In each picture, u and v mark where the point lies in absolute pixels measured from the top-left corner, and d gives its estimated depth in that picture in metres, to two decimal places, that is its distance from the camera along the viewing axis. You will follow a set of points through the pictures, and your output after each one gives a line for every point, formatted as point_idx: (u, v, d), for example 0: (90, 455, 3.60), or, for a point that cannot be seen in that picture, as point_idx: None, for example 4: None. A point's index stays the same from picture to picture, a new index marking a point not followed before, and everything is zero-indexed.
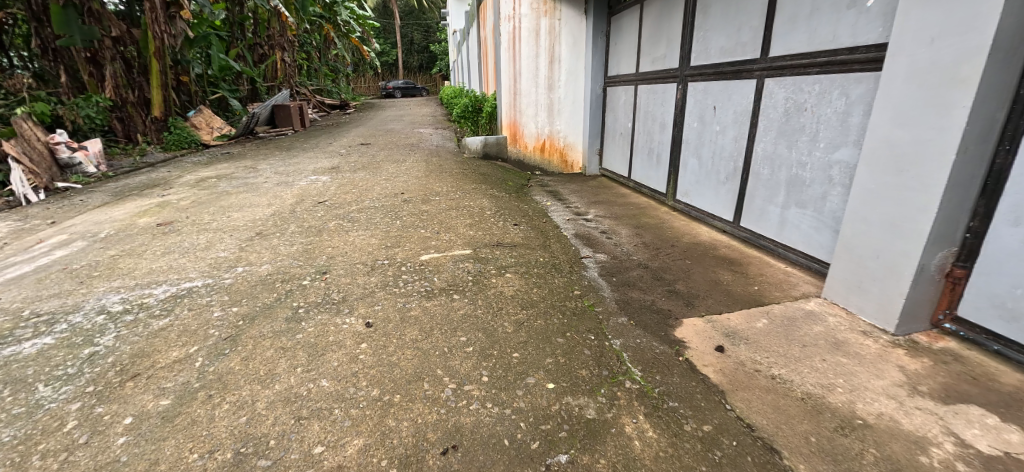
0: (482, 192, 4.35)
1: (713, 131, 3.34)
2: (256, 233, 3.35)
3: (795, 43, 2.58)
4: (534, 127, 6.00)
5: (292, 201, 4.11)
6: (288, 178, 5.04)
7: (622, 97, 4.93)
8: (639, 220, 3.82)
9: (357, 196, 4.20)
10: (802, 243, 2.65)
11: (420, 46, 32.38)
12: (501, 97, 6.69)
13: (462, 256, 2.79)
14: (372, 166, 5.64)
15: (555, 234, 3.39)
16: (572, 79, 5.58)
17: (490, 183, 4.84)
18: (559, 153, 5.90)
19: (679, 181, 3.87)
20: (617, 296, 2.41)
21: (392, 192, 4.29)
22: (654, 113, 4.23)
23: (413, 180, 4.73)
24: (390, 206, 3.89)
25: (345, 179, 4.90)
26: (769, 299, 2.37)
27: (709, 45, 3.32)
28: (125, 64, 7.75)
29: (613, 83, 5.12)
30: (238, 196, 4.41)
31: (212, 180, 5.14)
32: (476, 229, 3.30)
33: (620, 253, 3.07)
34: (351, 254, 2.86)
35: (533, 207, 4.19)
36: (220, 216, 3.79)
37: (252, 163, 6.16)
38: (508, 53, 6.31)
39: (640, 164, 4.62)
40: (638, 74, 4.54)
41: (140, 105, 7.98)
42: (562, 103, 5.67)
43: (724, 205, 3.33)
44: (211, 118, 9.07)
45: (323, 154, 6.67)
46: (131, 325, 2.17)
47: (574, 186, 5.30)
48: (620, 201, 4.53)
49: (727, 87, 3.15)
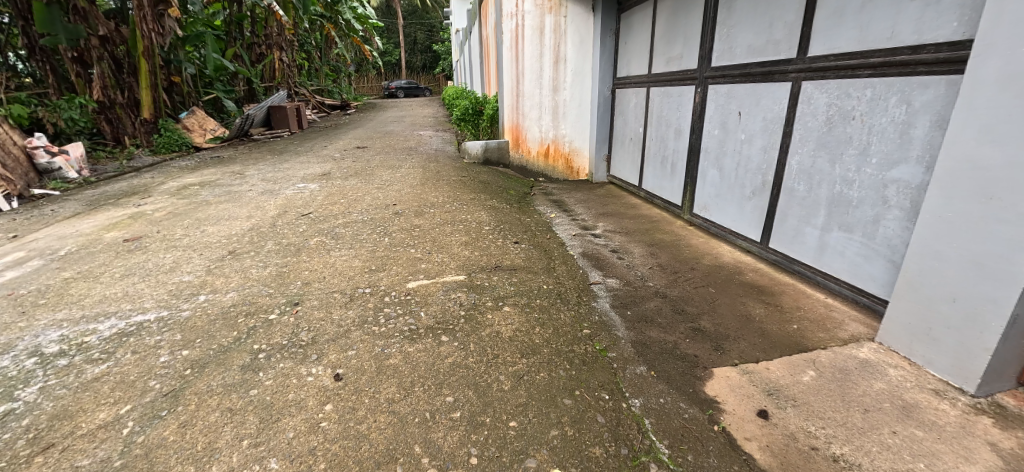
0: (481, 204, 4.01)
1: (737, 140, 2.99)
2: (229, 251, 3.03)
3: (841, 41, 2.23)
4: (537, 131, 5.68)
5: (274, 213, 3.79)
6: (275, 186, 4.72)
7: (633, 100, 4.58)
8: (653, 236, 3.48)
9: (345, 207, 3.87)
10: (846, 272, 2.31)
11: (423, 46, 32.11)
12: (503, 99, 6.35)
13: (455, 284, 2.45)
14: (366, 172, 5.32)
15: (560, 254, 3.05)
16: (578, 81, 5.22)
17: (490, 192, 4.50)
18: (564, 158, 5.57)
19: (697, 193, 3.53)
20: (633, 336, 2.07)
21: (383, 203, 3.96)
22: (668, 118, 3.88)
23: (407, 189, 4.40)
24: (380, 220, 3.56)
25: (336, 187, 4.58)
26: (812, 341, 2.03)
27: (733, 43, 2.97)
28: (113, 63, 7.47)
29: (623, 85, 4.77)
30: (218, 206, 4.09)
31: (195, 188, 4.82)
32: (471, 248, 2.96)
33: (635, 278, 2.73)
34: (329, 280, 2.53)
35: (536, 220, 3.85)
36: (194, 230, 3.48)
37: (240, 168, 5.84)
38: (510, 52, 5.97)
39: (652, 172, 4.27)
40: (651, 75, 4.18)
41: (130, 106, 7.68)
42: (567, 106, 5.33)
43: (749, 222, 2.98)
44: (205, 119, 8.79)
45: (316, 159, 6.35)
46: (62, 372, 1.85)
47: (580, 194, 4.95)
48: (631, 212, 4.18)
49: (755, 90, 2.79)
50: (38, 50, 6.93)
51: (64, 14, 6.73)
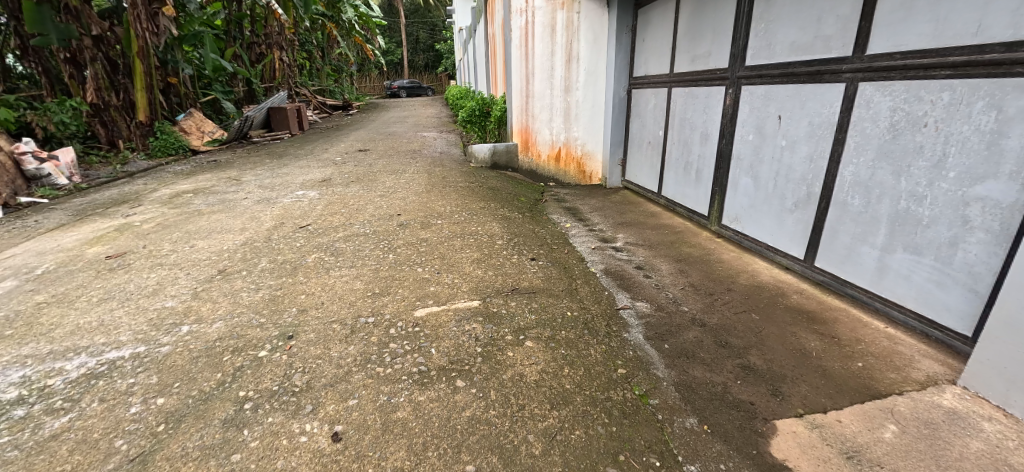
0: (492, 214, 3.74)
1: (777, 147, 2.72)
2: (218, 271, 2.77)
3: (909, 36, 1.96)
4: (548, 133, 5.42)
5: (269, 225, 3.53)
6: (272, 194, 4.46)
7: (651, 101, 4.30)
8: (679, 250, 3.21)
9: (346, 218, 3.61)
10: (913, 299, 2.04)
11: (426, 45, 31.86)
12: (511, 99, 6.08)
13: (469, 312, 2.18)
14: (368, 177, 5.06)
15: (581, 272, 2.79)
16: (591, 80, 4.94)
17: (500, 200, 4.24)
18: (576, 162, 5.30)
19: (727, 203, 3.25)
20: (675, 377, 1.80)
21: (386, 213, 3.68)
22: (692, 120, 3.60)
23: (411, 197, 4.14)
24: (384, 233, 3.29)
25: (336, 195, 4.31)
26: (883, 384, 1.76)
27: (773, 39, 2.69)
28: (108, 64, 7.26)
29: (640, 85, 4.49)
30: (210, 216, 3.84)
31: (187, 196, 4.57)
32: (485, 267, 2.69)
33: (666, 301, 2.46)
34: (328, 306, 2.27)
35: (551, 231, 3.59)
36: (182, 245, 3.22)
37: (237, 173, 5.58)
38: (519, 51, 5.69)
39: (673, 178, 4.00)
40: (673, 74, 3.90)
41: (124, 109, 7.45)
42: (579, 107, 5.05)
43: (790, 238, 2.71)
44: (203, 121, 8.52)
45: (316, 163, 6.08)
46: (16, 427, 1.59)
47: (595, 201, 4.68)
48: (651, 222, 3.91)
49: (800, 92, 2.52)
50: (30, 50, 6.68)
51: (56, 13, 6.47)
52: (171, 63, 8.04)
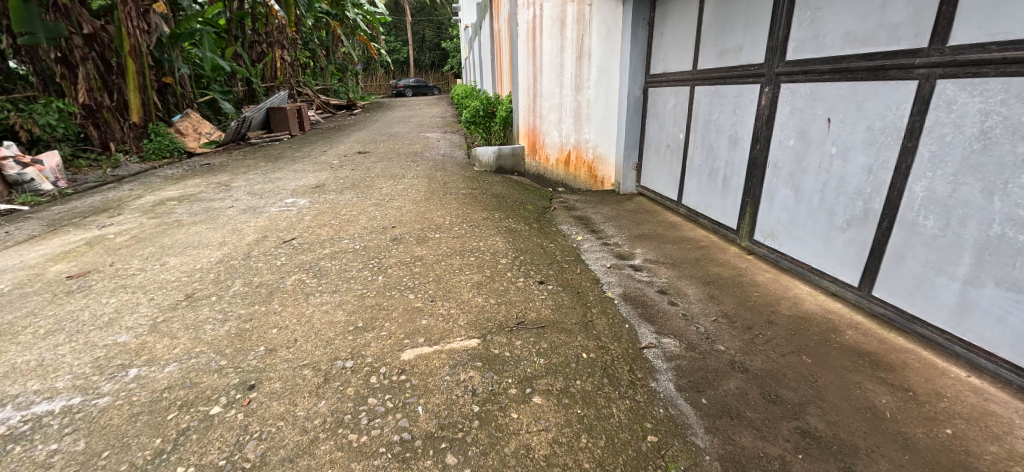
0: (496, 226, 3.39)
1: (826, 155, 2.36)
2: (186, 295, 2.45)
3: (1010, 22, 1.61)
4: (557, 135, 5.07)
5: (252, 238, 3.21)
6: (261, 202, 4.15)
7: (671, 100, 3.93)
8: (706, 270, 2.85)
9: (336, 231, 3.27)
10: (1008, 346, 1.70)
11: (432, 43, 31.58)
12: (517, 99, 5.73)
13: (466, 354, 1.83)
14: (365, 183, 4.74)
15: (596, 299, 2.44)
16: (604, 78, 4.57)
17: (506, 209, 3.89)
18: (587, 166, 4.94)
19: (761, 216, 2.89)
20: (718, 449, 1.46)
21: (379, 225, 3.35)
22: (719, 122, 3.23)
23: (409, 206, 3.81)
24: (375, 249, 2.95)
25: (328, 203, 3.98)
26: (983, 462, 1.41)
27: (822, 29, 2.33)
28: (100, 63, 6.98)
29: (658, 83, 4.13)
30: (190, 228, 3.52)
31: (171, 204, 4.27)
32: (486, 293, 2.34)
33: (697, 337, 2.11)
34: (301, 344, 1.93)
35: (561, 246, 3.24)
36: (152, 263, 2.90)
37: (227, 178, 5.27)
38: (526, 47, 5.34)
39: (696, 186, 3.63)
40: (696, 71, 3.53)
41: (118, 109, 7.19)
42: (591, 107, 4.69)
43: (839, 261, 2.35)
44: (199, 122, 8.28)
45: (312, 166, 5.76)
46: None
47: (608, 209, 4.32)
48: (672, 234, 3.55)
49: (857, 91, 2.16)
50: (20, 50, 6.43)
51: (43, 11, 6.20)
52: (166, 62, 7.72)
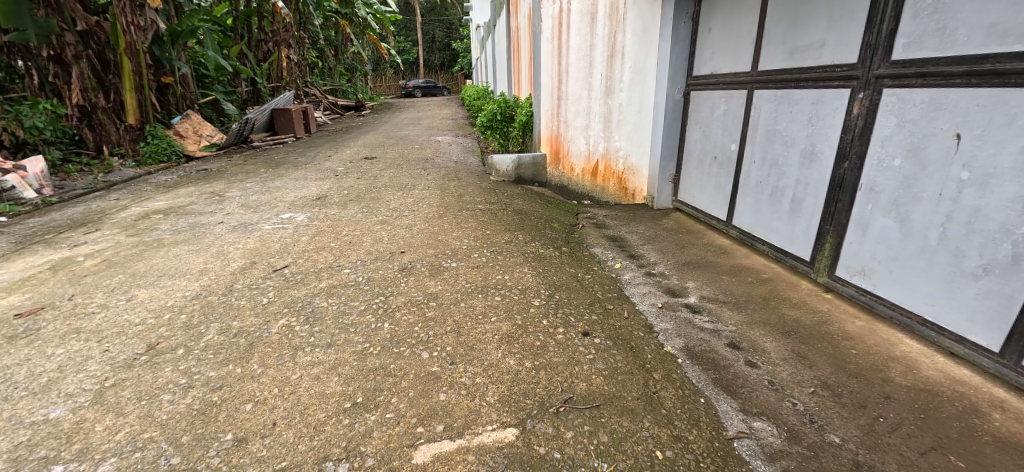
0: (522, 253, 2.90)
1: (952, 181, 1.88)
2: (148, 347, 2.00)
3: None
4: (583, 143, 4.66)
5: (238, 265, 2.75)
6: (254, 217, 3.70)
7: (720, 106, 3.42)
8: (781, 315, 2.36)
9: (335, 258, 2.80)
10: None
11: (442, 44, 31.25)
12: (539, 103, 5.31)
13: (500, 456, 1.37)
14: (371, 195, 4.28)
15: (655, 356, 1.96)
16: (637, 80, 4.07)
17: (531, 228, 3.42)
18: (617, 177, 4.47)
19: (846, 249, 2.41)
20: None
21: (386, 251, 2.88)
22: (788, 133, 2.73)
23: (421, 225, 3.34)
24: (380, 283, 2.47)
25: (329, 220, 3.51)
26: None
27: (950, 21, 1.85)
28: (96, 62, 6.58)
29: (704, 86, 3.62)
30: (170, 250, 3.08)
31: (156, 218, 3.83)
32: (518, 352, 1.85)
33: (798, 420, 1.62)
34: (279, 432, 1.47)
35: (599, 277, 2.75)
36: (116, 297, 2.45)
37: (222, 187, 4.84)
38: (550, 45, 4.92)
39: (752, 207, 3.14)
40: (756, 72, 3.02)
41: (114, 110, 6.78)
42: (622, 112, 4.22)
43: (970, 315, 1.87)
44: (200, 124, 7.85)
45: (314, 174, 5.31)
46: None
47: (645, 228, 3.83)
48: (725, 262, 3.06)
49: (1009, 101, 1.69)
50: (12, 47, 6.08)
51: (34, 5, 5.81)
52: (165, 61, 7.33)
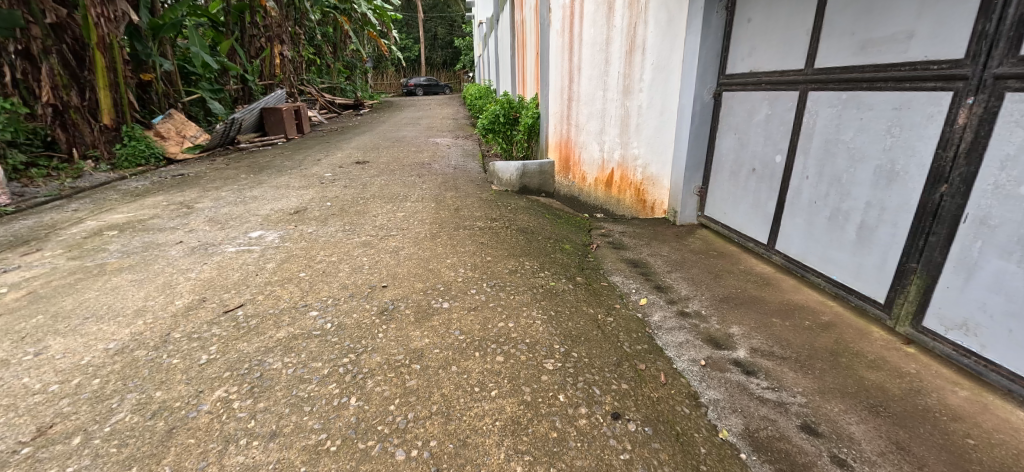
0: (529, 288, 2.40)
1: None
2: (35, 432, 1.50)
3: None
4: (597, 149, 4.16)
5: (182, 304, 2.25)
6: (219, 236, 3.20)
7: (760, 110, 2.93)
8: (859, 381, 1.87)
9: (302, 295, 2.30)
10: None
11: (444, 42, 30.79)
12: (547, 104, 4.81)
13: None
14: (357, 207, 3.78)
15: (710, 452, 1.46)
16: (660, 79, 3.56)
17: (539, 252, 2.92)
18: (634, 189, 3.97)
19: (939, 296, 1.94)
20: None
21: (364, 285, 2.38)
22: (858, 145, 2.24)
23: (409, 248, 2.84)
24: (352, 333, 1.97)
25: (304, 241, 3.01)
26: None
27: None
28: (69, 58, 6.10)
29: (739, 86, 3.12)
30: (110, 280, 2.58)
31: (109, 235, 3.33)
32: (528, 453, 1.37)
33: None
34: None
35: (623, 320, 2.27)
36: (23, 350, 1.95)
37: (194, 196, 4.35)
38: (560, 39, 4.41)
39: (802, 231, 2.65)
40: (809, 70, 2.52)
41: (89, 110, 6.31)
42: (641, 116, 3.71)
43: None
44: (184, 124, 7.38)
45: (298, 181, 4.82)
46: None
47: (669, 250, 3.33)
48: (772, 298, 2.56)
49: None
50: None
51: None
52: (144, 56, 6.86)
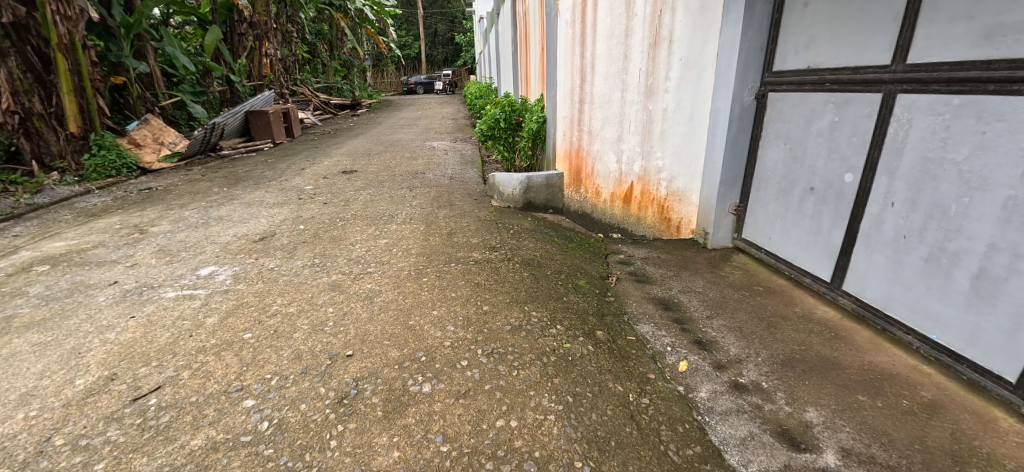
0: (537, 356, 1.84)
1: None
2: None
3: None
4: (613, 160, 3.60)
5: (82, 388, 1.72)
6: (163, 273, 2.67)
7: (822, 115, 2.37)
8: None
9: (239, 370, 1.75)
10: None
11: (445, 39, 30.21)
12: (554, 107, 4.25)
13: None
14: (333, 231, 3.23)
15: None
16: (689, 77, 3.00)
17: (548, 295, 2.37)
18: (656, 205, 3.41)
19: None
20: None
21: (322, 354, 1.83)
22: (979, 167, 1.71)
23: (385, 293, 2.29)
24: (295, 440, 1.43)
25: (261, 282, 2.46)
26: None
27: None
28: (30, 61, 5.56)
29: (791, 86, 2.56)
30: (9, 342, 2.05)
31: (36, 272, 2.80)
32: None
33: None
34: None
35: (662, 400, 1.72)
36: None
37: (152, 218, 3.82)
38: (570, 32, 3.85)
39: (885, 272, 2.10)
40: (900, 67, 1.97)
41: (56, 116, 5.79)
42: (667, 121, 3.15)
43: None
44: (162, 130, 6.81)
45: (273, 196, 4.28)
46: None
47: (704, 283, 2.77)
48: (848, 361, 2.00)
49: None
50: None
51: None
52: (114, 58, 6.29)
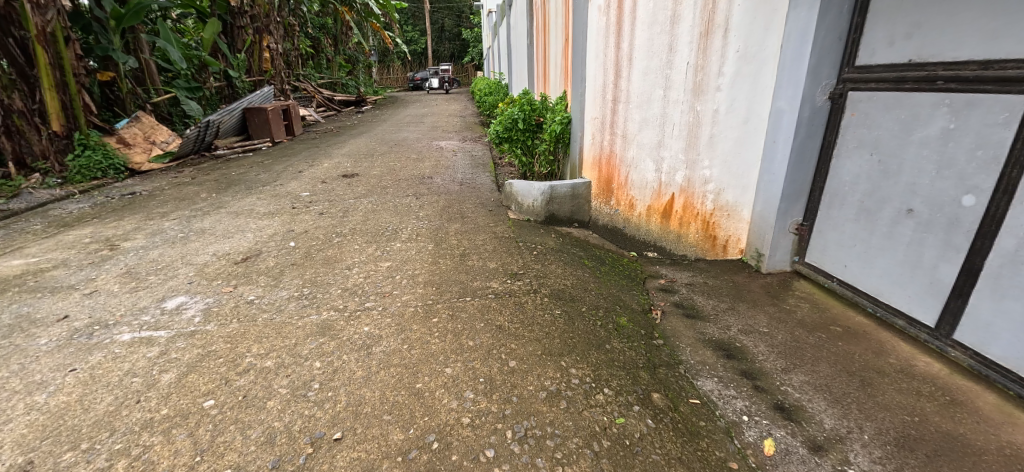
0: (585, 442, 1.40)
1: None
2: None
3: None
4: (651, 167, 3.14)
5: None
6: (123, 305, 2.24)
7: (931, 121, 1.90)
8: None
9: (190, 463, 1.31)
10: None
11: (452, 34, 29.72)
12: (580, 106, 3.80)
13: None
14: (327, 251, 2.79)
15: None
16: (746, 72, 2.53)
17: (587, 343, 1.92)
18: (700, 221, 2.95)
19: None
20: None
21: (299, 437, 1.39)
22: None
23: (386, 341, 1.84)
24: None
25: (236, 321, 2.02)
26: None
27: None
28: (10, 55, 5.17)
29: (880, 83, 2.09)
30: None
31: None
32: None
33: None
34: None
35: None
36: None
37: (128, 230, 3.40)
38: (602, 19, 3.37)
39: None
40: None
41: (39, 114, 5.39)
42: (718, 124, 2.69)
43: None
44: (153, 128, 6.41)
45: (265, 205, 3.85)
46: None
47: (768, 321, 2.30)
48: (983, 443, 1.55)
49: None
50: None
51: None
52: (99, 51, 5.82)
